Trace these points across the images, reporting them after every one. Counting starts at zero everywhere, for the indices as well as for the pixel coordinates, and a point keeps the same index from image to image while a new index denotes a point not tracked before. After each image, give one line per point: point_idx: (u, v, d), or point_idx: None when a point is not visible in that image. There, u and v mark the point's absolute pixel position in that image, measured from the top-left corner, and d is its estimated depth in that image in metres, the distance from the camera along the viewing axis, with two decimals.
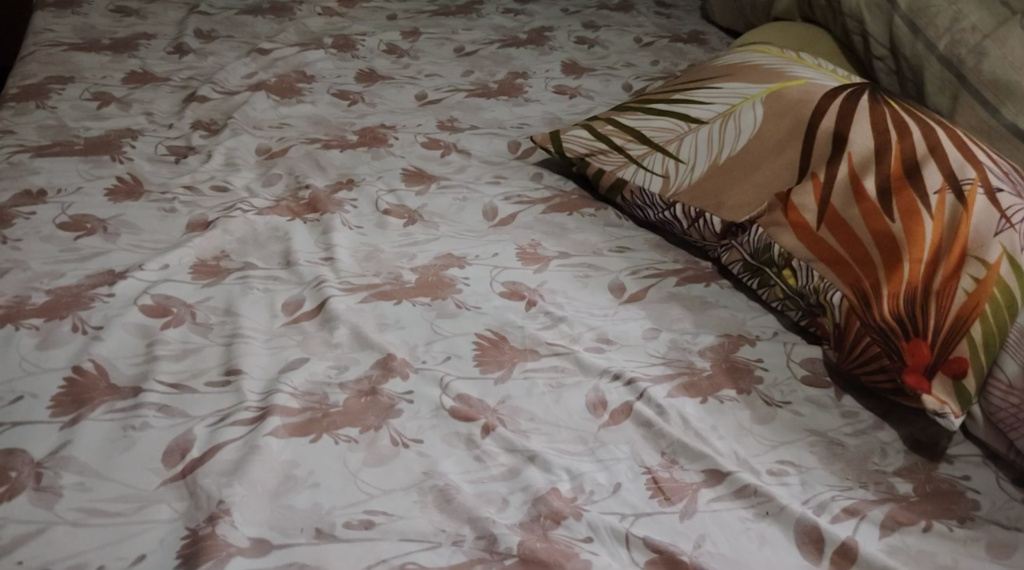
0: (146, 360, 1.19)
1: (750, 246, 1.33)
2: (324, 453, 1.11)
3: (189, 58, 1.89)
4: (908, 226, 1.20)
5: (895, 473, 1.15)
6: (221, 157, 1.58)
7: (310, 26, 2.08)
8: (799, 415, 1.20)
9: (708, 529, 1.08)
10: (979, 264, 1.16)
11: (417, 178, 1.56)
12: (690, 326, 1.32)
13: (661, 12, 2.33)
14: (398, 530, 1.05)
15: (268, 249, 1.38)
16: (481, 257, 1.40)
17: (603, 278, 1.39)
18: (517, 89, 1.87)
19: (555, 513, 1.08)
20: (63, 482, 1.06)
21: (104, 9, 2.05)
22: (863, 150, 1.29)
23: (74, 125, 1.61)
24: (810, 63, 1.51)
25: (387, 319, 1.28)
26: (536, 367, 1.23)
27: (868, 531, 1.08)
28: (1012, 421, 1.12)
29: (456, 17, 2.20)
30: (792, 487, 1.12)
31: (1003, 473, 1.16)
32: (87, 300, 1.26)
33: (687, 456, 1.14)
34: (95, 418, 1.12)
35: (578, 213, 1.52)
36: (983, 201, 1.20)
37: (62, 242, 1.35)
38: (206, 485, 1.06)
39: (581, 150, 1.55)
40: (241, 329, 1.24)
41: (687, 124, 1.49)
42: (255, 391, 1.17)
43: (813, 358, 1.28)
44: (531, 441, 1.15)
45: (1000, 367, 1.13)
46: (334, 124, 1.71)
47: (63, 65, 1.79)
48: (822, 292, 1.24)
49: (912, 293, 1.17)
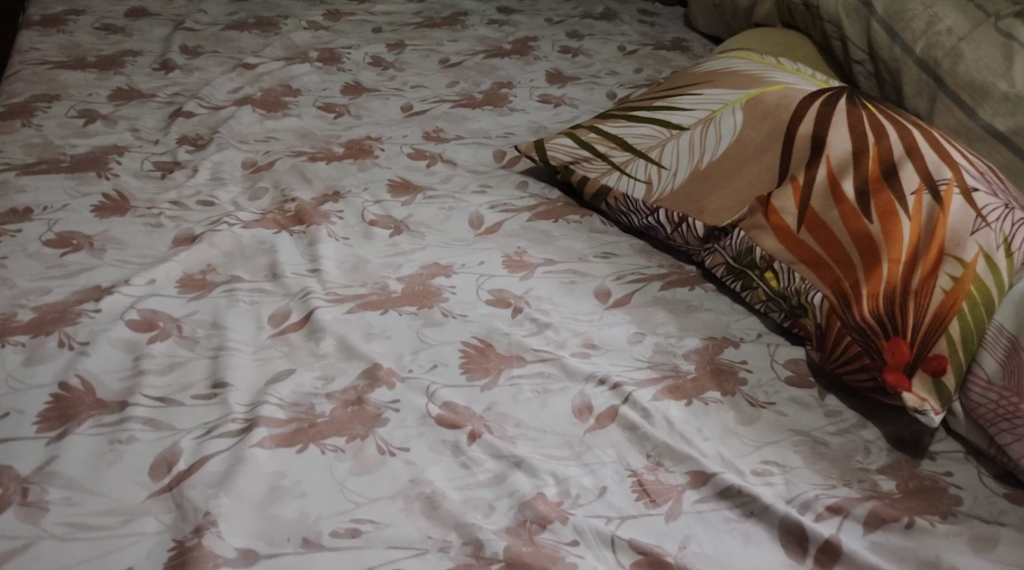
0: (133, 374, 1.19)
1: (732, 249, 1.34)
2: (311, 463, 1.11)
3: (175, 74, 1.90)
4: (885, 227, 1.22)
5: (878, 471, 1.15)
6: (207, 171, 1.59)
7: (296, 40, 2.09)
8: (783, 415, 1.21)
9: (693, 530, 1.09)
10: (955, 262, 1.17)
11: (403, 189, 1.57)
12: (674, 329, 1.32)
13: (644, 20, 2.34)
14: (385, 537, 1.05)
15: (254, 261, 1.39)
16: (467, 266, 1.41)
17: (588, 284, 1.39)
18: (502, 99, 1.88)
19: (542, 517, 1.08)
20: (49, 497, 1.06)
21: (90, 27, 2.06)
22: (842, 152, 1.30)
23: (59, 142, 1.62)
24: (789, 68, 1.52)
25: (373, 328, 1.28)
26: (522, 374, 1.23)
27: (851, 529, 1.09)
28: (991, 417, 1.13)
29: (441, 28, 2.21)
30: (776, 486, 1.13)
31: (984, 468, 1.16)
32: (74, 316, 1.26)
33: (672, 459, 1.15)
34: (82, 432, 1.12)
35: (563, 220, 1.52)
36: (959, 200, 1.21)
37: (48, 259, 1.35)
38: (193, 497, 1.07)
39: (566, 158, 1.56)
40: (227, 341, 1.24)
41: (669, 130, 1.50)
42: (241, 403, 1.17)
43: (797, 358, 1.29)
44: (517, 447, 1.15)
45: (978, 364, 1.15)
46: (320, 136, 1.72)
47: (48, 83, 1.80)
48: (803, 293, 1.25)
49: (891, 292, 1.18)
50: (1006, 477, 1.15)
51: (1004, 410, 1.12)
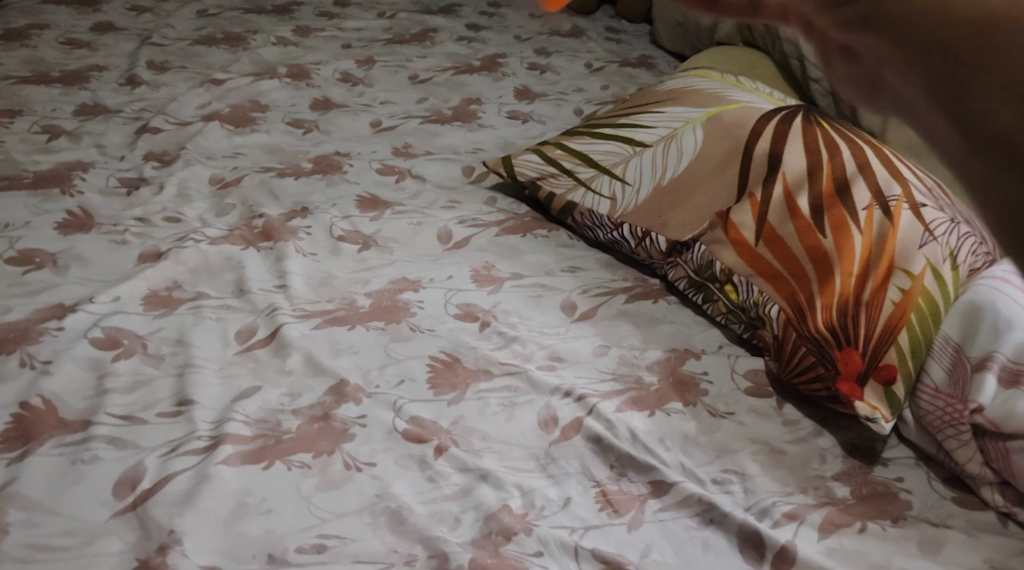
0: (97, 393, 1.19)
1: (694, 263, 1.36)
2: (276, 479, 1.12)
3: (141, 90, 1.90)
4: (838, 241, 1.24)
5: (834, 478, 1.17)
6: (174, 187, 1.59)
7: (265, 56, 2.10)
8: (743, 425, 1.23)
9: (654, 539, 1.10)
10: (904, 275, 1.19)
11: (371, 205, 1.58)
12: (637, 341, 1.34)
13: (612, 38, 2.37)
14: (351, 552, 1.06)
15: (221, 278, 1.39)
16: (435, 280, 1.42)
17: (554, 297, 1.41)
18: (470, 115, 1.90)
19: (506, 529, 1.09)
20: (10, 518, 1.06)
21: (56, 43, 2.06)
22: (796, 169, 1.32)
23: (23, 159, 1.62)
24: (749, 87, 1.55)
25: (340, 344, 1.29)
26: (488, 388, 1.24)
27: (808, 535, 1.11)
28: (937, 423, 1.16)
29: (410, 44, 2.23)
30: (735, 495, 1.14)
31: (934, 473, 1.19)
32: (37, 334, 1.26)
33: (635, 469, 1.16)
34: (45, 452, 1.12)
35: (530, 234, 1.53)
36: (909, 215, 1.23)
37: (12, 277, 1.35)
38: (157, 516, 1.07)
39: (533, 174, 1.57)
40: (193, 358, 1.25)
41: (633, 147, 1.51)
42: (207, 420, 1.17)
43: (757, 369, 1.31)
44: (483, 460, 1.16)
45: (927, 373, 1.18)
46: (288, 152, 1.73)
47: (13, 99, 1.80)
48: (761, 306, 1.27)
49: (844, 305, 1.20)
50: (955, 481, 1.18)
51: (950, 417, 1.15)
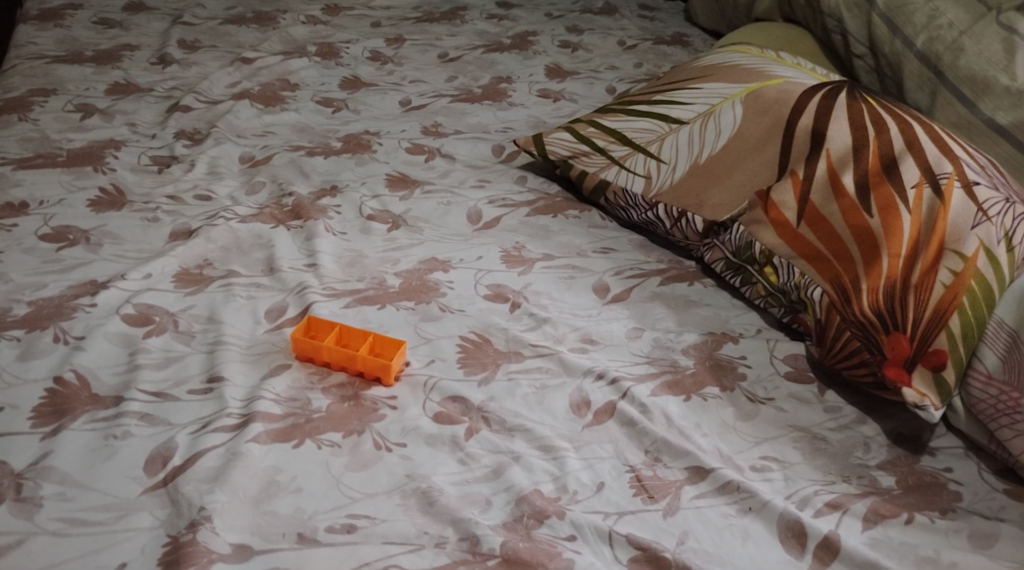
0: (129, 369, 1.19)
1: (732, 245, 1.34)
2: (306, 459, 1.10)
3: (172, 69, 1.89)
4: (886, 222, 1.22)
5: (878, 467, 1.15)
6: (204, 165, 1.58)
7: (294, 35, 2.08)
8: (782, 411, 1.21)
9: (691, 526, 1.08)
10: (956, 257, 1.16)
11: (401, 183, 1.56)
12: (673, 325, 1.32)
13: (644, 15, 2.33)
14: (381, 533, 1.05)
15: (251, 256, 1.38)
16: (465, 261, 1.40)
17: (587, 279, 1.38)
18: (501, 94, 1.87)
19: (539, 512, 1.07)
20: (43, 492, 1.06)
21: (88, 22, 2.05)
22: (842, 146, 1.30)
23: (56, 136, 1.61)
24: (790, 62, 1.52)
25: (370, 323, 1.28)
26: (520, 369, 1.23)
27: (851, 525, 1.09)
28: (990, 412, 1.13)
29: (441, 23, 2.20)
30: (774, 482, 1.13)
31: (985, 464, 1.17)
32: (69, 311, 1.25)
33: (670, 454, 1.14)
34: (77, 427, 1.12)
35: (562, 215, 1.51)
36: (960, 194, 1.21)
37: (44, 254, 1.35)
38: (188, 492, 1.06)
39: (564, 152, 1.54)
40: (223, 336, 1.23)
41: (669, 124, 1.49)
42: (237, 398, 1.16)
43: (797, 354, 1.29)
44: (514, 442, 1.14)
45: (979, 359, 1.14)
46: (319, 131, 1.71)
47: (45, 77, 1.79)
48: (803, 288, 1.25)
49: (891, 287, 1.18)
50: (1007, 473, 1.16)
51: (1005, 405, 1.12)
